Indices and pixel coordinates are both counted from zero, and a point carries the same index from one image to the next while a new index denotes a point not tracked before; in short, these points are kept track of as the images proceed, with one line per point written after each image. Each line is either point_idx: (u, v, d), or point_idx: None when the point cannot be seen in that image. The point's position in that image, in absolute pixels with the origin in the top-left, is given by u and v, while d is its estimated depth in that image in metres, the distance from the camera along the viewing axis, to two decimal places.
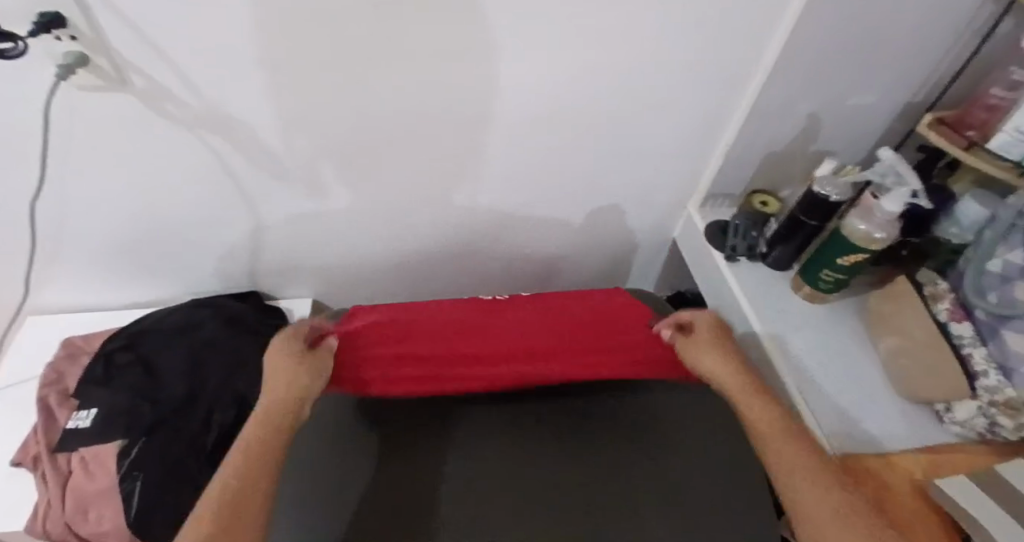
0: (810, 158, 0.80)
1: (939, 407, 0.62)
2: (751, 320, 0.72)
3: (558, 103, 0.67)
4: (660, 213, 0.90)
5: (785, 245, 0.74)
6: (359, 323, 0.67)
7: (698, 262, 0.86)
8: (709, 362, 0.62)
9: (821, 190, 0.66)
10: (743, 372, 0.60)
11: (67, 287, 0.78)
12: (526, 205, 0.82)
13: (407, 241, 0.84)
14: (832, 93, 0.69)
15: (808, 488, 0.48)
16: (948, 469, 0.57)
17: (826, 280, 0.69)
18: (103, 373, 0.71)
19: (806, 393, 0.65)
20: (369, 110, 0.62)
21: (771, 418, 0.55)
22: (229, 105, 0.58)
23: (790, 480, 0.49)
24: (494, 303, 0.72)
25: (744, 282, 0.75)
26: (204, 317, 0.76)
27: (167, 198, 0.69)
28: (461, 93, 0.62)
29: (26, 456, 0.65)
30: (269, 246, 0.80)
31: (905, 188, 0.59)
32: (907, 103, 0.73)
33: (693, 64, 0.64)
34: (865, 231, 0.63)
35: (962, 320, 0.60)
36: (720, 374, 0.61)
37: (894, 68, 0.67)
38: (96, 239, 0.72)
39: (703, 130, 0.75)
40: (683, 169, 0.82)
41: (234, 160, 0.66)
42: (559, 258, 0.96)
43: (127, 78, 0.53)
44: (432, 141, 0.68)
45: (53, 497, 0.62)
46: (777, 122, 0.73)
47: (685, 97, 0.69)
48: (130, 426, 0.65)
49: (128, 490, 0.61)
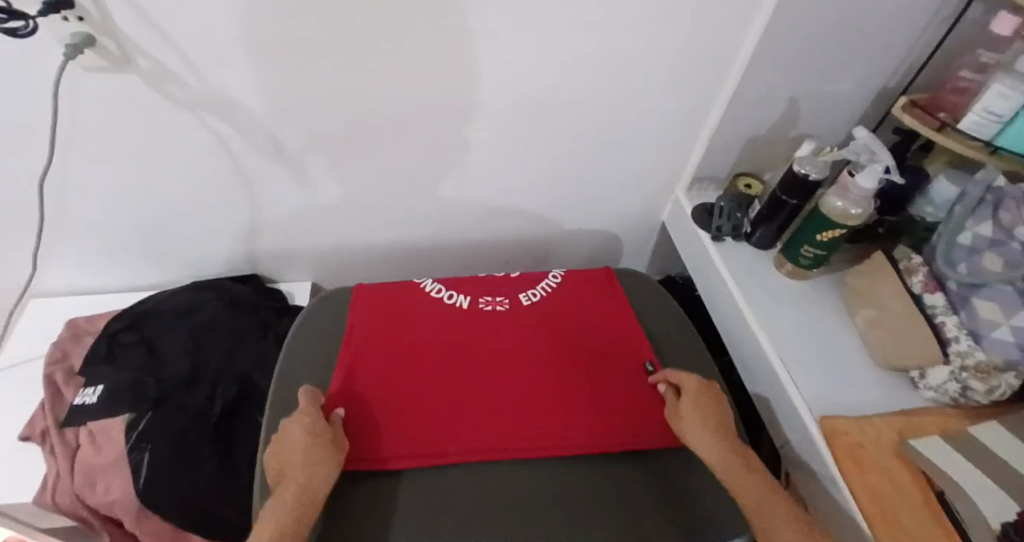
0: (792, 142, 0.83)
1: (914, 374, 0.64)
2: (736, 297, 0.74)
3: (548, 89, 0.69)
4: (649, 197, 0.92)
5: (767, 225, 0.77)
6: (353, 367, 0.63)
7: (686, 245, 0.89)
8: (693, 425, 0.56)
9: (801, 169, 0.69)
10: (728, 443, 0.54)
11: (72, 270, 0.80)
12: (519, 191, 0.85)
13: (403, 226, 0.86)
14: (811, 78, 0.72)
15: None
16: (922, 431, 0.59)
17: (806, 256, 0.72)
18: (108, 351, 0.72)
19: (786, 364, 0.67)
20: (364, 95, 0.64)
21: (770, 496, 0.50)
22: (229, 88, 0.60)
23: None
24: (491, 335, 0.68)
25: (729, 261, 0.78)
26: (206, 300, 0.78)
27: (169, 182, 0.71)
28: (453, 78, 0.64)
29: (33, 430, 0.67)
30: (268, 231, 0.82)
31: (878, 164, 0.62)
32: (883, 87, 0.76)
33: (676, 49, 0.67)
34: (842, 207, 0.66)
35: (935, 291, 0.63)
36: (710, 441, 0.55)
37: (870, 54, 0.70)
38: (100, 221, 0.74)
39: (688, 115, 0.78)
40: (669, 153, 0.84)
41: (234, 144, 0.68)
42: (552, 244, 0.98)
43: (132, 60, 0.55)
44: (426, 126, 0.70)
45: (62, 469, 0.64)
46: (759, 107, 0.76)
47: (670, 82, 0.72)
48: (136, 401, 0.67)
49: (137, 460, 0.63)
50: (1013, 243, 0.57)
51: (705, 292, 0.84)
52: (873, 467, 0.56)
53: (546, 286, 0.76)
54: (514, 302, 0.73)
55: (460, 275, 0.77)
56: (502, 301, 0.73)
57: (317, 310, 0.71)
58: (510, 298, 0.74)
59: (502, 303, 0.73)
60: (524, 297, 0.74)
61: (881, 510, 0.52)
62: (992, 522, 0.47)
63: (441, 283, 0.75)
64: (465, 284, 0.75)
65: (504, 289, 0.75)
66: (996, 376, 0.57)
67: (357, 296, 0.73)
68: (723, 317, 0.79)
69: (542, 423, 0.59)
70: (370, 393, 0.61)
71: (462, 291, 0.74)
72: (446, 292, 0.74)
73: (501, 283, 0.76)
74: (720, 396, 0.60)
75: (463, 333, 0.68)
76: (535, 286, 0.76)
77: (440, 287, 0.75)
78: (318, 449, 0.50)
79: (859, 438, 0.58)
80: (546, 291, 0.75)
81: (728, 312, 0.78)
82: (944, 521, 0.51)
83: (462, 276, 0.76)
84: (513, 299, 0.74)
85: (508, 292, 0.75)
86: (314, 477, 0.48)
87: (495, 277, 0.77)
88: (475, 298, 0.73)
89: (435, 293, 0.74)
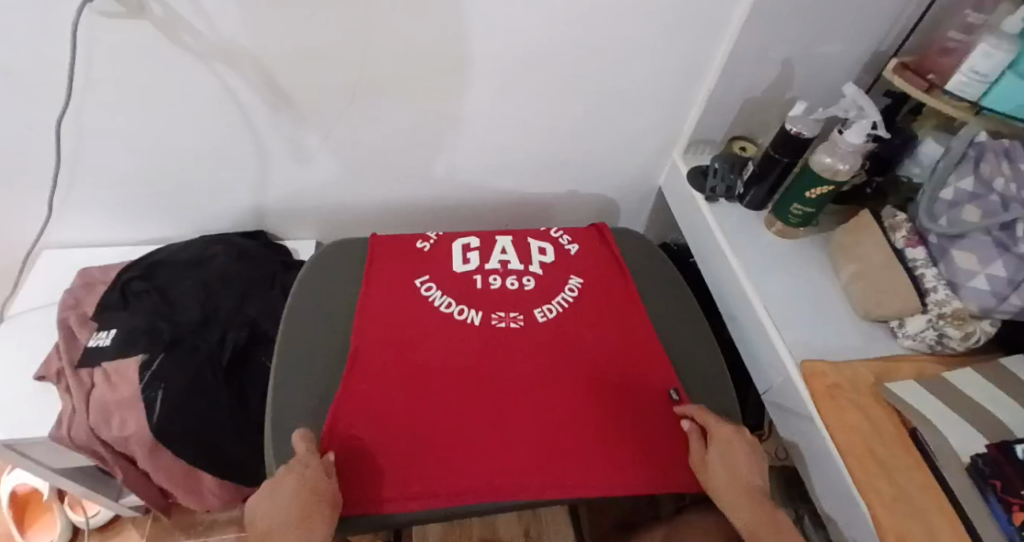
0: (785, 105, 0.85)
1: (894, 324, 0.67)
2: (727, 254, 0.77)
3: (547, 47, 0.70)
4: (646, 160, 0.94)
5: (759, 185, 0.79)
6: (357, 397, 0.60)
7: (681, 206, 0.91)
8: (720, 479, 0.55)
9: (793, 127, 0.71)
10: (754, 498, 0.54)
11: (85, 221, 0.83)
12: (519, 150, 0.87)
13: (405, 184, 0.89)
14: (806, 39, 0.74)
15: None
16: (896, 375, 0.62)
17: (795, 214, 0.75)
18: (121, 299, 0.75)
19: (773, 315, 0.69)
20: (371, 49, 0.66)
21: None
22: (239, 38, 0.62)
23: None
24: (504, 360, 0.65)
25: (721, 220, 0.80)
26: (216, 253, 0.81)
27: (180, 133, 0.73)
28: (457, 31, 0.66)
29: (49, 371, 0.69)
30: (275, 186, 0.84)
31: (865, 119, 0.64)
32: (875, 50, 0.78)
33: (676, 7, 0.68)
34: (830, 163, 0.68)
35: (917, 245, 0.65)
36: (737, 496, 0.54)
37: (864, 16, 0.72)
38: (112, 171, 0.76)
39: (685, 77, 0.80)
40: (666, 116, 0.86)
41: (243, 96, 0.69)
42: (550, 206, 1.01)
43: (147, 7, 0.57)
44: (431, 80, 0.72)
45: (78, 405, 0.66)
46: (755, 69, 0.77)
47: (668, 43, 0.73)
48: (150, 343, 0.70)
49: (150, 397, 0.66)
50: (992, 195, 0.60)
51: (698, 252, 0.86)
52: (844, 399, 0.59)
53: (562, 301, 0.72)
54: (528, 319, 0.69)
55: (472, 286, 0.72)
56: (516, 318, 0.69)
57: (318, 321, 0.67)
58: (524, 314, 0.70)
59: (516, 320, 0.69)
60: (540, 313, 0.70)
61: (856, 449, 0.55)
62: (961, 456, 0.51)
63: (451, 295, 0.71)
64: (477, 297, 0.71)
65: (518, 302, 0.71)
66: (971, 323, 0.60)
67: (362, 311, 0.68)
68: (713, 274, 0.82)
69: (548, 457, 0.57)
70: (375, 425, 0.58)
71: (474, 305, 0.70)
72: (457, 306, 0.70)
73: (514, 296, 0.72)
74: (751, 445, 0.57)
75: (473, 357, 0.65)
76: (551, 300, 0.72)
77: (450, 299, 0.71)
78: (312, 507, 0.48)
79: (834, 377, 0.61)
80: (561, 307, 0.71)
81: (718, 269, 0.80)
82: (912, 451, 0.55)
83: (473, 288, 0.72)
84: (527, 315, 0.70)
85: (521, 306, 0.71)
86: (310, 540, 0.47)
87: (508, 290, 0.73)
88: (487, 313, 0.70)
89: (445, 307, 0.70)
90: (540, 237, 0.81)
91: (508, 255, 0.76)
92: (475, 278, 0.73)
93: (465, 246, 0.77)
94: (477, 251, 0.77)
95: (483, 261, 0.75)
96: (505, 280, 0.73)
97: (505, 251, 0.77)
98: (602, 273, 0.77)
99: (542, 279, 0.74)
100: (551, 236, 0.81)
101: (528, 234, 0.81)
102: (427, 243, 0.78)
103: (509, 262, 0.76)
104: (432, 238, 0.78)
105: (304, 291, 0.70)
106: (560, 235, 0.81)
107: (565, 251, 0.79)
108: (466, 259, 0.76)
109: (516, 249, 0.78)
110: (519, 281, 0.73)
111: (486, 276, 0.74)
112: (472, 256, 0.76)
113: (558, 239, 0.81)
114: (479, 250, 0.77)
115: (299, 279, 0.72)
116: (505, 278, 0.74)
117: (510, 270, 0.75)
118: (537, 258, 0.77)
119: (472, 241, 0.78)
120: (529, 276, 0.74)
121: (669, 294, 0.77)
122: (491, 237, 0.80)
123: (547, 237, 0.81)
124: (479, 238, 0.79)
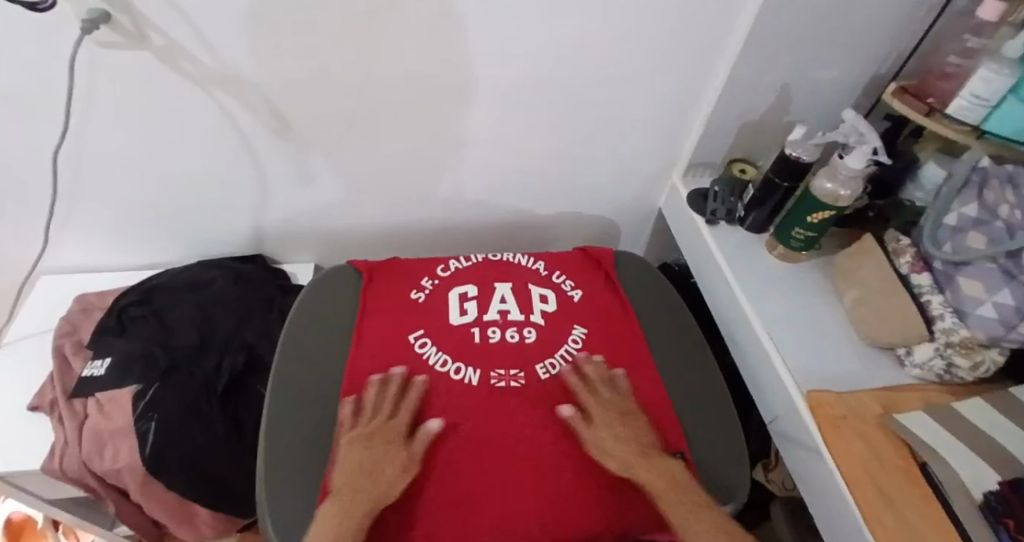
0: (785, 128, 0.84)
1: (901, 352, 0.65)
2: (729, 279, 0.76)
3: (547, 73, 0.71)
4: (646, 183, 0.94)
5: (760, 209, 0.78)
6: None
7: (681, 229, 0.90)
8: (612, 448, 0.56)
9: (793, 152, 0.70)
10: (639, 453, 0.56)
11: (83, 247, 0.83)
12: (518, 174, 0.87)
13: (404, 207, 0.88)
14: (803, 65, 0.74)
15: None
16: (902, 406, 0.60)
17: (797, 239, 0.73)
18: (117, 324, 0.74)
19: (777, 343, 0.68)
20: (370, 75, 0.66)
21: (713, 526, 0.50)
22: (240, 66, 0.62)
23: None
24: (511, 425, 0.58)
25: (722, 243, 0.80)
26: (213, 276, 0.80)
27: (179, 159, 0.73)
28: (456, 58, 0.66)
29: (43, 400, 0.69)
30: (274, 211, 0.84)
31: (865, 145, 0.64)
32: (873, 74, 0.77)
33: (673, 35, 0.69)
34: (831, 189, 0.68)
35: (921, 271, 0.65)
36: (634, 460, 0.55)
37: (861, 43, 0.72)
38: (112, 197, 0.76)
39: (683, 102, 0.80)
40: (665, 138, 0.86)
41: (242, 122, 0.69)
42: (550, 229, 1.00)
43: (146, 36, 0.57)
44: (430, 104, 0.72)
45: (70, 435, 0.66)
46: (753, 93, 0.77)
47: (667, 66, 0.73)
48: (144, 371, 0.69)
49: (143, 429, 0.65)
50: (997, 222, 0.59)
51: (699, 275, 0.85)
52: (852, 430, 0.57)
53: (565, 354, 0.67)
54: (530, 377, 0.64)
55: (470, 341, 0.66)
56: (517, 376, 0.63)
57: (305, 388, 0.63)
58: (525, 371, 0.64)
59: (517, 379, 0.63)
60: (541, 370, 0.65)
61: (868, 482, 0.54)
62: (972, 491, 0.49)
63: (447, 351, 0.65)
64: (475, 354, 0.65)
65: (518, 359, 0.65)
66: (979, 351, 0.59)
67: (353, 376, 0.64)
68: (714, 297, 0.81)
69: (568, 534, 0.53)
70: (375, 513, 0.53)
71: (470, 363, 0.64)
72: (453, 364, 0.64)
73: (515, 351, 0.66)
74: (621, 415, 0.60)
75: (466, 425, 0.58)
76: (553, 355, 0.66)
77: (446, 357, 0.65)
78: (375, 484, 0.52)
79: (842, 409, 0.59)
80: (565, 360, 0.66)
81: (720, 294, 0.79)
82: (922, 485, 0.53)
83: (471, 343, 0.66)
84: (529, 374, 0.64)
85: (522, 363, 0.65)
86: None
87: (508, 343, 0.67)
88: (485, 371, 0.63)
89: (440, 366, 0.64)
90: (541, 282, 0.75)
91: (508, 304, 0.71)
92: (473, 331, 0.67)
93: (462, 295, 0.72)
94: (475, 300, 0.71)
95: (481, 312, 0.69)
96: (504, 332, 0.67)
97: (505, 300, 0.71)
98: (611, 326, 0.72)
99: (544, 330, 0.69)
100: (553, 282, 0.75)
101: (529, 279, 0.75)
102: (422, 293, 0.72)
103: (509, 312, 0.70)
104: (428, 285, 0.73)
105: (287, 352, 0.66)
106: (562, 280, 0.76)
107: (568, 297, 0.73)
108: (464, 310, 0.70)
109: (516, 296, 0.72)
110: (519, 334, 0.68)
111: (485, 328, 0.68)
112: (470, 307, 0.70)
113: (561, 285, 0.75)
114: (476, 300, 0.71)
115: (284, 338, 0.68)
116: (505, 330, 0.68)
117: (510, 321, 0.69)
118: (539, 307, 0.71)
119: (470, 288, 0.72)
120: (530, 327, 0.68)
121: (668, 325, 0.75)
122: (490, 282, 0.74)
123: (549, 283, 0.75)
124: (477, 285, 0.73)
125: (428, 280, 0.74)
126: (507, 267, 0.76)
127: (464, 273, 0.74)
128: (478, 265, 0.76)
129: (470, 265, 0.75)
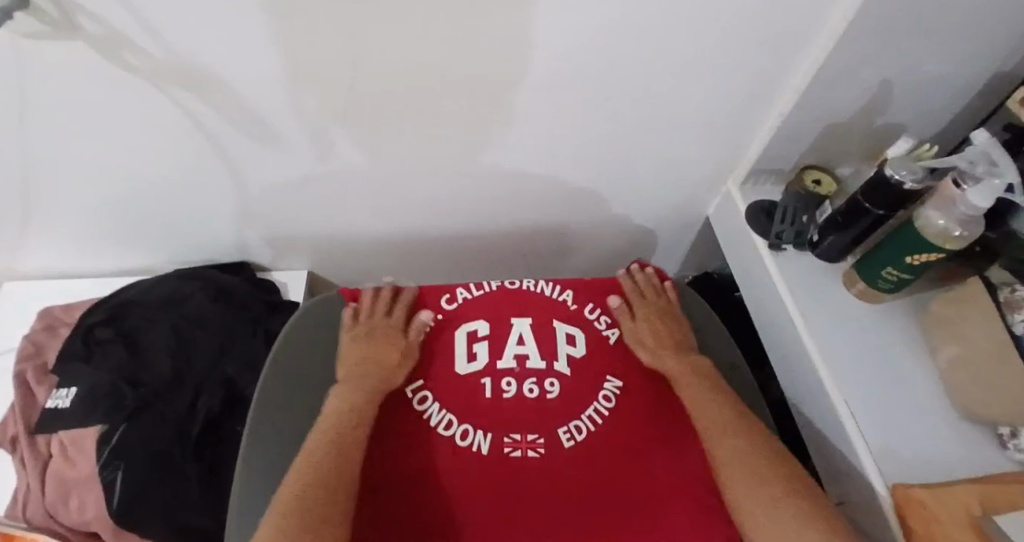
0: (873, 133, 0.69)
1: (1004, 432, 0.54)
2: (791, 320, 0.64)
3: (588, 69, 0.56)
4: (693, 190, 0.81)
5: (839, 234, 0.64)
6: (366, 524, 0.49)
7: (733, 245, 0.78)
8: (647, 340, 0.61)
9: (894, 174, 0.55)
10: (669, 342, 0.61)
11: (56, 252, 0.75)
12: (543, 178, 0.74)
13: (411, 215, 0.77)
14: (914, 61, 0.57)
15: (750, 475, 0.47)
16: (1006, 505, 0.46)
17: (887, 279, 0.61)
18: (83, 347, 0.65)
19: (850, 407, 0.57)
20: (369, 72, 0.52)
21: (723, 412, 0.53)
22: (206, 60, 0.48)
23: (731, 462, 0.49)
24: (549, 483, 0.52)
25: (783, 275, 0.67)
26: (191, 289, 0.70)
27: (141, 163, 0.61)
28: (480, 53, 0.51)
29: (4, 436, 0.61)
30: (259, 218, 0.73)
31: (997, 178, 0.49)
32: (996, 72, 0.61)
33: (752, 24, 0.53)
34: (941, 227, 0.54)
35: None
36: (662, 350, 0.60)
37: (997, 34, 0.55)
38: (69, 201, 0.66)
39: (750, 100, 0.65)
40: (722, 142, 0.72)
41: (213, 123, 0.57)
42: (574, 237, 0.89)
43: (78, 24, 0.43)
44: (443, 104, 0.58)
45: (33, 483, 0.59)
46: (840, 95, 0.62)
47: (737, 60, 0.58)
48: (110, 410, 0.60)
49: (109, 479, 0.57)
50: None
51: (754, 304, 0.74)
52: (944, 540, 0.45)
53: (593, 415, 0.56)
54: (553, 445, 0.54)
55: (481, 396, 0.57)
56: (535, 444, 0.54)
57: (284, 458, 0.53)
58: (546, 436, 0.55)
59: (535, 447, 0.54)
60: (565, 435, 0.55)
61: None
62: None
63: (452, 411, 0.56)
64: (487, 414, 0.56)
65: (538, 420, 0.55)
66: None
67: None
68: (773, 335, 0.70)
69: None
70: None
71: (481, 425, 0.55)
72: (459, 426, 0.55)
73: (534, 409, 0.56)
74: (667, 312, 0.65)
75: (480, 479, 0.52)
76: (579, 414, 0.56)
77: (451, 417, 0.55)
78: (384, 369, 0.56)
79: (935, 511, 0.47)
80: (593, 423, 0.56)
81: (780, 333, 0.68)
82: None
83: (481, 400, 0.56)
84: (550, 440, 0.54)
85: (542, 425, 0.55)
86: (296, 509, 0.41)
87: (524, 399, 0.57)
88: (499, 436, 0.54)
89: (444, 428, 0.55)
90: (568, 318, 0.64)
91: (526, 347, 0.60)
92: (484, 382, 0.58)
93: (472, 334, 0.61)
94: (486, 341, 0.61)
95: (494, 358, 0.59)
96: (521, 385, 0.57)
97: (523, 341, 0.61)
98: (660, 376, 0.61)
99: (569, 382, 0.58)
100: (584, 318, 0.64)
101: (554, 314, 0.64)
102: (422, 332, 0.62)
103: (527, 358, 0.59)
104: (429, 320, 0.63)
105: (262, 417, 0.55)
106: (595, 316, 0.65)
107: (601, 338, 0.63)
108: (474, 354, 0.60)
109: (537, 337, 0.61)
110: (540, 387, 0.57)
111: (498, 379, 0.58)
112: (480, 350, 0.60)
113: (593, 323, 0.64)
114: (489, 341, 0.61)
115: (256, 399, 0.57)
116: (522, 383, 0.57)
117: (528, 370, 0.58)
118: (564, 351, 0.61)
119: (481, 326, 0.62)
120: (552, 379, 0.58)
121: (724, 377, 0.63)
122: (506, 318, 0.63)
123: (579, 320, 0.64)
124: (490, 322, 0.62)
125: (430, 314, 0.63)
126: (525, 297, 0.65)
127: (475, 306, 0.64)
128: (492, 295, 0.65)
129: (482, 296, 0.65)
